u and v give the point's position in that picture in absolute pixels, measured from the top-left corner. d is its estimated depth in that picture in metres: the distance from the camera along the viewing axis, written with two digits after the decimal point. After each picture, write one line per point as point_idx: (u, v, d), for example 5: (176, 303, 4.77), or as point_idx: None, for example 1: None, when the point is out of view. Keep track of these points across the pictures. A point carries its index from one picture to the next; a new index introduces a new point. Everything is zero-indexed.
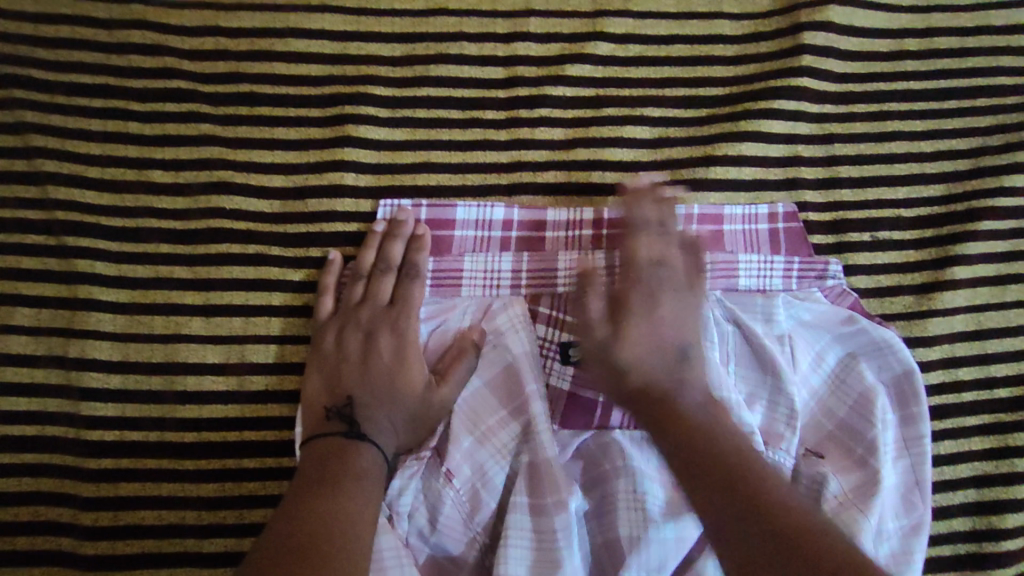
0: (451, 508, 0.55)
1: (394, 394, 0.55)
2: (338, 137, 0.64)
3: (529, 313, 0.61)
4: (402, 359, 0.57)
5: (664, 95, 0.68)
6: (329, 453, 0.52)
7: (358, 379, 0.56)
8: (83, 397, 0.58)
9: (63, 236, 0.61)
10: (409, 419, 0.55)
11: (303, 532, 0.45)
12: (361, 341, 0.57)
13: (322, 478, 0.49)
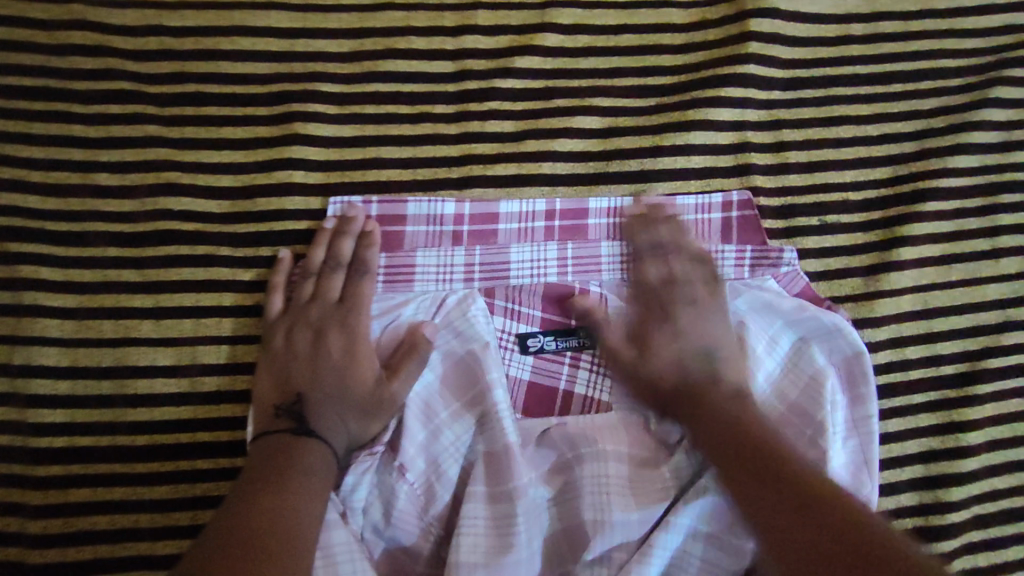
0: (405, 501, 0.56)
1: (344, 391, 0.55)
2: (285, 135, 0.64)
3: (484, 306, 0.62)
4: (352, 356, 0.57)
5: (613, 85, 0.68)
6: (277, 451, 0.52)
7: (307, 378, 0.56)
8: (29, 403, 0.57)
9: (6, 242, 0.60)
10: (358, 416, 0.55)
11: (245, 530, 0.45)
12: (310, 339, 0.57)
13: (267, 478, 0.50)
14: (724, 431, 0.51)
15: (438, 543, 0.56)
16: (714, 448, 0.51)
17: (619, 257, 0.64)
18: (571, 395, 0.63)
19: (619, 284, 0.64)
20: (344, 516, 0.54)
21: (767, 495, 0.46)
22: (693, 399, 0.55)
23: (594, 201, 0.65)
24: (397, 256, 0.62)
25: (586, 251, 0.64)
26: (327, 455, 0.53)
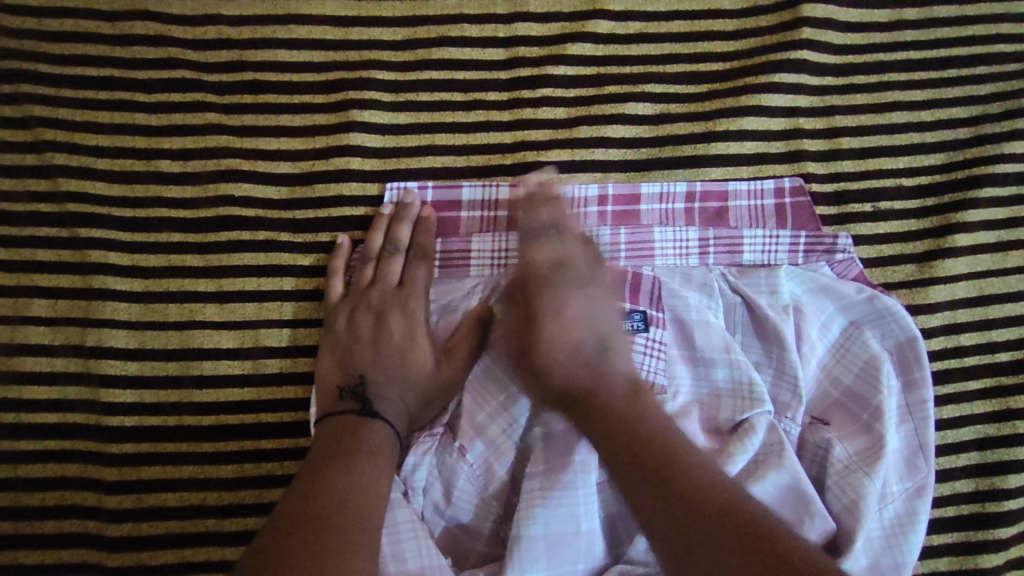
0: (463, 482, 0.57)
1: (405, 373, 0.57)
2: (342, 123, 0.65)
3: None
4: (414, 339, 0.58)
5: (664, 72, 0.68)
6: (342, 432, 0.53)
7: (369, 359, 0.57)
8: (101, 384, 0.59)
9: (76, 227, 0.62)
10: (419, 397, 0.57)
11: (315, 509, 0.47)
12: (371, 321, 0.58)
13: (331, 467, 0.50)
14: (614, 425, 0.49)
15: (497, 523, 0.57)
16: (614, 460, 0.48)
17: (671, 243, 0.64)
18: None
19: (671, 269, 0.64)
20: (405, 494, 0.56)
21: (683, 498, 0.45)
22: (582, 387, 0.53)
23: (646, 186, 0.65)
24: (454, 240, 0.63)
25: (639, 236, 0.64)
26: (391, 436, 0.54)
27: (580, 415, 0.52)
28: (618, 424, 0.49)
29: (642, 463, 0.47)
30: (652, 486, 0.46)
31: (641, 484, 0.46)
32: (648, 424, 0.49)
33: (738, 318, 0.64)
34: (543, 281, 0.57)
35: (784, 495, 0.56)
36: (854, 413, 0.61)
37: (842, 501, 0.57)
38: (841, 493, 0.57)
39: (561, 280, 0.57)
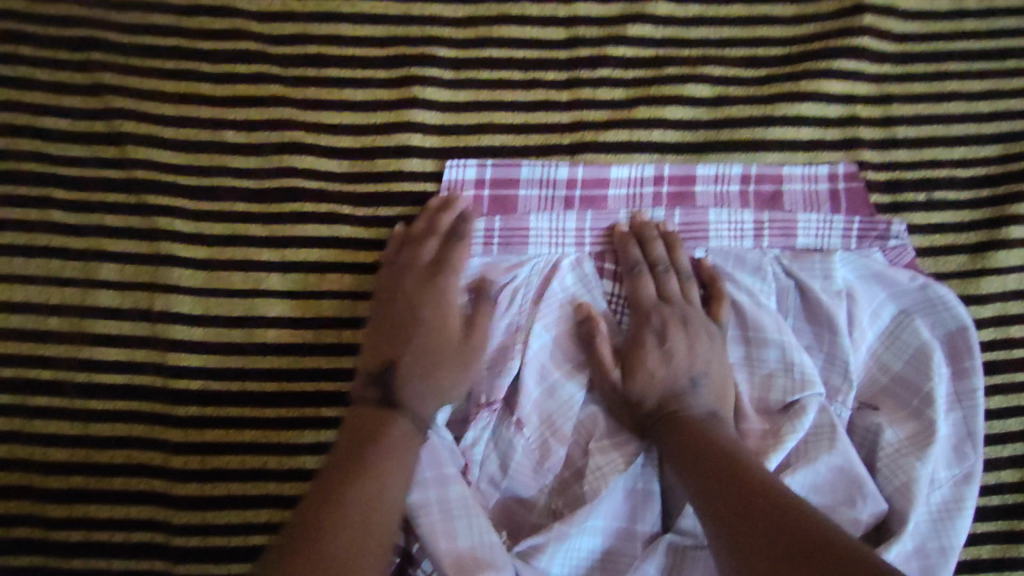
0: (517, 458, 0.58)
1: (426, 364, 0.56)
2: (403, 99, 0.66)
3: (594, 271, 0.63)
4: (438, 326, 0.57)
5: (722, 56, 0.69)
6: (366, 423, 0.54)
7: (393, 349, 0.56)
8: (168, 347, 0.61)
9: (143, 194, 0.63)
10: (438, 390, 0.56)
11: (326, 498, 0.49)
12: (397, 309, 0.58)
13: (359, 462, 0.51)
14: (698, 443, 0.52)
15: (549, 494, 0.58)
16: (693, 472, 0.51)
17: (726, 225, 0.65)
18: None
19: (725, 251, 0.64)
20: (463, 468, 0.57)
21: (753, 501, 0.47)
22: (667, 410, 0.56)
23: (702, 167, 0.66)
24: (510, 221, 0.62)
25: (693, 218, 0.65)
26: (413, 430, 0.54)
27: (663, 437, 0.55)
28: (702, 439, 0.53)
29: (719, 482, 0.49)
30: (728, 489, 0.48)
31: (727, 512, 0.47)
32: (731, 449, 0.51)
33: (791, 302, 0.64)
34: (648, 314, 0.60)
35: (836, 475, 0.57)
36: (904, 400, 0.61)
37: (893, 483, 0.58)
38: (892, 475, 0.58)
39: (670, 313, 0.59)
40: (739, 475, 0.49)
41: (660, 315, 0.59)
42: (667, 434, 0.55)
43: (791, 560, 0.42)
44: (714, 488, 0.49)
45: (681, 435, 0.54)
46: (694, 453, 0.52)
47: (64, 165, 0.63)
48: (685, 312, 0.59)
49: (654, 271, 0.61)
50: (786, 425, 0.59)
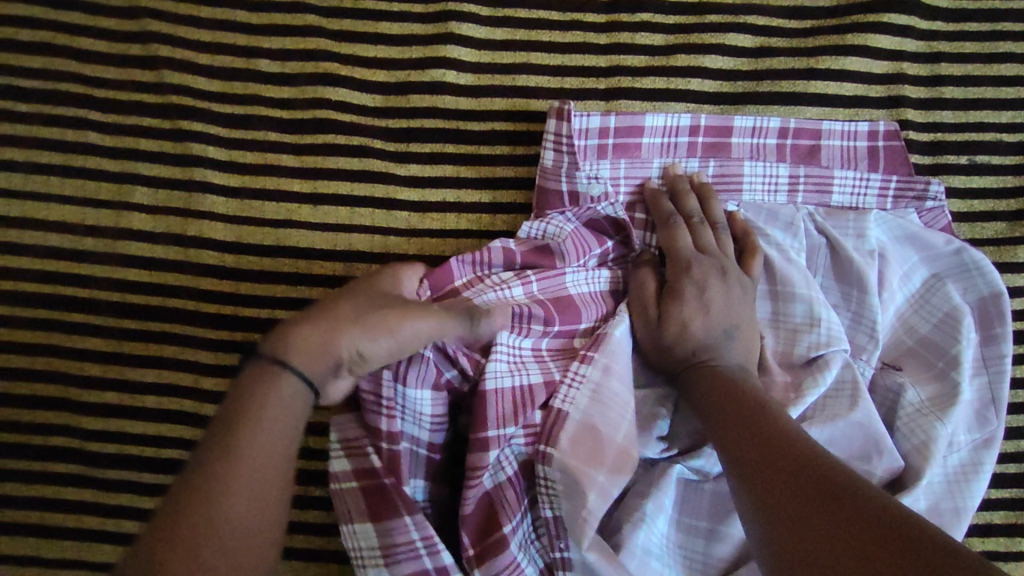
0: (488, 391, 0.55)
1: (379, 330, 0.46)
2: (440, 35, 0.65)
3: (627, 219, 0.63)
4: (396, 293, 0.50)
5: (768, 5, 0.67)
6: (255, 372, 0.45)
7: (311, 323, 0.47)
8: (200, 273, 0.62)
9: (178, 120, 0.63)
10: (323, 351, 0.45)
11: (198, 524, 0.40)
12: (367, 289, 0.49)
13: (248, 423, 0.43)
14: (730, 400, 0.52)
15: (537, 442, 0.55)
16: (725, 426, 0.51)
17: (760, 178, 0.64)
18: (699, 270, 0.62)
19: (757, 204, 0.64)
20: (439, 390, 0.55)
21: (785, 456, 0.46)
22: (699, 363, 0.56)
23: (740, 119, 0.65)
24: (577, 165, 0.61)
25: (727, 169, 0.64)
26: (283, 372, 0.45)
27: (693, 388, 0.55)
28: (734, 395, 0.52)
29: (749, 437, 0.49)
30: (758, 445, 0.48)
31: (752, 464, 0.47)
32: (762, 406, 0.51)
33: (821, 260, 0.64)
34: (687, 264, 0.58)
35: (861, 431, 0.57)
36: (928, 362, 0.61)
37: (911, 442, 0.58)
38: (910, 434, 0.58)
39: (707, 263, 0.58)
40: (769, 432, 0.49)
41: (699, 265, 0.58)
42: (698, 386, 0.55)
43: (820, 519, 0.41)
44: (744, 443, 0.49)
45: (713, 389, 0.54)
46: (724, 408, 0.52)
47: (101, 87, 0.64)
48: (723, 262, 0.59)
49: (689, 222, 0.60)
50: (810, 380, 0.59)
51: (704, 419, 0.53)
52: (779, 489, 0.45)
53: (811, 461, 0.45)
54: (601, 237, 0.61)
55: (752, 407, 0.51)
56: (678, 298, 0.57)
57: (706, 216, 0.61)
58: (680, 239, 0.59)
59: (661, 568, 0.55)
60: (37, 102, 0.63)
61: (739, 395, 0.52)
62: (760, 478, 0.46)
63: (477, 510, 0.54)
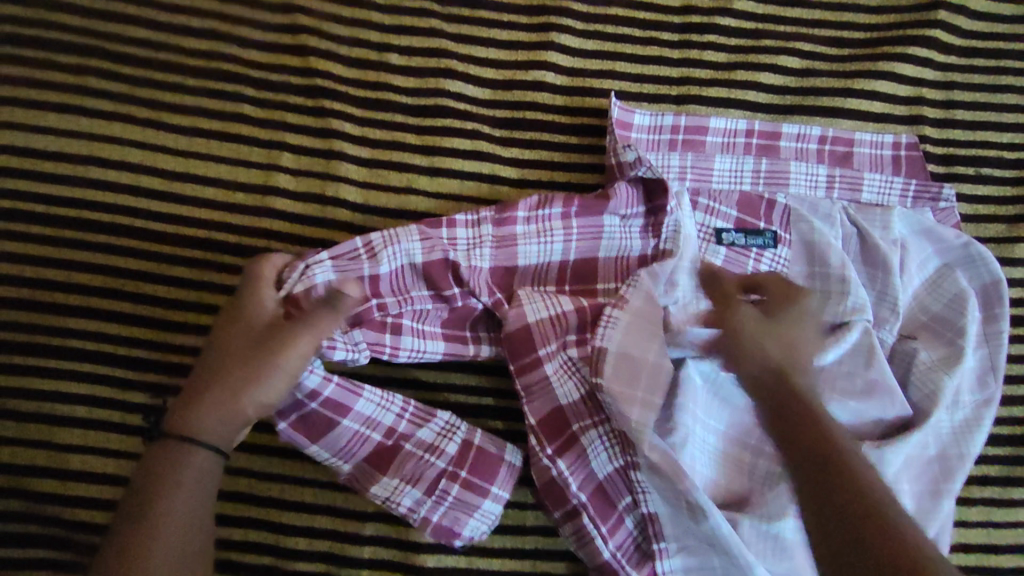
0: (365, 257, 0.65)
1: (271, 377, 0.57)
2: (543, 42, 0.78)
3: (689, 202, 0.73)
4: (254, 308, 0.60)
5: (812, 35, 0.81)
6: (161, 464, 0.54)
7: (205, 377, 0.57)
8: (336, 228, 0.73)
9: (320, 100, 0.75)
10: (231, 416, 0.57)
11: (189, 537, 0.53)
12: (251, 320, 0.59)
13: (156, 489, 0.53)
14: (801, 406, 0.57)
15: (491, 351, 0.70)
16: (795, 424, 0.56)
17: (804, 176, 0.77)
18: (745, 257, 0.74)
19: (802, 198, 0.76)
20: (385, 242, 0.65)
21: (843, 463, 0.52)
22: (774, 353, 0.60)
23: (787, 127, 0.78)
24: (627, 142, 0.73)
25: (777, 166, 0.77)
26: (190, 450, 0.55)
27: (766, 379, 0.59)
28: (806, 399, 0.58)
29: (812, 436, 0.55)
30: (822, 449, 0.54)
31: (809, 448, 0.54)
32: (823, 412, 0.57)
33: (852, 247, 0.76)
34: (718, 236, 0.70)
35: (878, 385, 0.69)
36: (939, 333, 0.73)
37: (922, 392, 0.70)
38: (922, 385, 0.70)
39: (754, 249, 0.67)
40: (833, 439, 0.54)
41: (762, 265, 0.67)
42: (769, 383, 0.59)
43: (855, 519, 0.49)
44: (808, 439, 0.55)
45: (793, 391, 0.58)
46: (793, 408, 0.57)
47: (258, 69, 0.76)
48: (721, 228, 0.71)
49: None
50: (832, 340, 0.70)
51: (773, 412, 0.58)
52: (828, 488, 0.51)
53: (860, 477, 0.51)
54: (636, 201, 0.72)
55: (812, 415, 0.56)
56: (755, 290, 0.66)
57: (741, 203, 0.75)
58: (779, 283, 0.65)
59: (702, 469, 0.67)
60: (203, 78, 0.75)
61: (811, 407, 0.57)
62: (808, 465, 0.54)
63: (541, 419, 0.68)
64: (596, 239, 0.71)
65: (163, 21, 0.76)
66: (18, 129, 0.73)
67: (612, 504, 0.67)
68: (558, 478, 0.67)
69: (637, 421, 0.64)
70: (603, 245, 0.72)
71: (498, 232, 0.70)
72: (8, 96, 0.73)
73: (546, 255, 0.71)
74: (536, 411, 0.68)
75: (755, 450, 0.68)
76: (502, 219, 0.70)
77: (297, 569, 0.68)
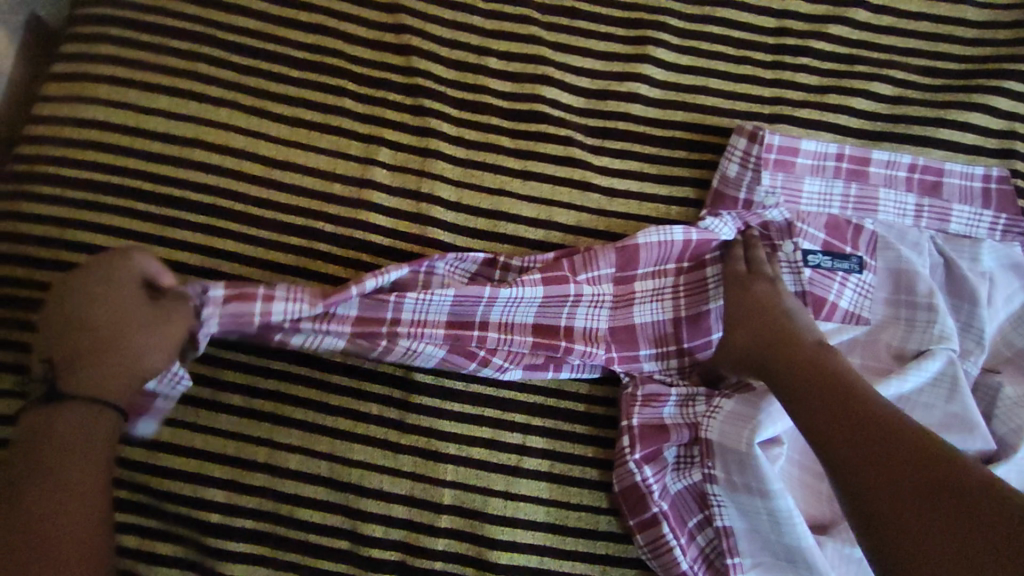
0: (484, 302, 0.70)
1: (163, 341, 0.62)
2: (639, 55, 0.79)
3: (795, 230, 0.75)
4: (116, 289, 0.62)
5: (906, 63, 0.81)
6: (47, 446, 0.55)
7: (71, 354, 0.59)
8: (429, 224, 0.74)
9: (419, 99, 0.77)
10: (128, 378, 0.60)
11: (77, 501, 0.53)
12: (95, 296, 0.61)
13: (48, 466, 0.54)
14: (822, 391, 0.59)
15: (577, 370, 0.73)
16: (813, 410, 0.59)
17: (892, 204, 0.77)
18: (831, 280, 0.74)
19: (890, 224, 0.77)
20: (522, 266, 0.72)
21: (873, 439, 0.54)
22: (792, 359, 0.63)
23: (877, 153, 0.78)
24: (757, 180, 0.75)
25: (866, 192, 0.77)
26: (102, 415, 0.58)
27: (781, 383, 0.62)
28: (820, 375, 0.60)
29: (835, 418, 0.57)
30: (855, 425, 0.56)
31: (827, 432, 0.57)
32: (842, 385, 0.59)
33: (939, 278, 0.76)
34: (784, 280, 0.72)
35: (960, 417, 0.68)
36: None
37: (1007, 427, 0.69)
38: (1007, 420, 0.70)
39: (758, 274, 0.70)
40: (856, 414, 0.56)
41: (748, 279, 0.70)
42: (801, 397, 0.60)
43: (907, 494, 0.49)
44: (833, 427, 0.57)
45: (810, 381, 0.60)
46: (816, 391, 0.59)
47: (360, 65, 0.78)
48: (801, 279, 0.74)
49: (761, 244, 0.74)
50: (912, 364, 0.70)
51: (803, 407, 0.60)
52: (871, 468, 0.52)
53: (893, 442, 0.53)
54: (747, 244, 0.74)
55: (834, 395, 0.58)
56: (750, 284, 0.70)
57: (830, 227, 0.76)
58: (753, 288, 0.69)
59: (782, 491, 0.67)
60: (307, 71, 0.78)
61: (835, 384, 0.59)
62: (847, 448, 0.55)
63: (642, 431, 0.70)
64: (703, 297, 0.74)
65: (272, 14, 0.79)
66: (132, 109, 0.75)
67: (685, 522, 0.69)
68: (640, 485, 0.69)
69: (721, 441, 0.67)
70: (713, 291, 0.74)
71: (618, 264, 0.73)
72: (125, 77, 0.76)
73: (660, 287, 0.74)
74: (643, 415, 0.70)
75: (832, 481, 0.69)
76: (620, 252, 0.72)
77: (373, 556, 0.69)
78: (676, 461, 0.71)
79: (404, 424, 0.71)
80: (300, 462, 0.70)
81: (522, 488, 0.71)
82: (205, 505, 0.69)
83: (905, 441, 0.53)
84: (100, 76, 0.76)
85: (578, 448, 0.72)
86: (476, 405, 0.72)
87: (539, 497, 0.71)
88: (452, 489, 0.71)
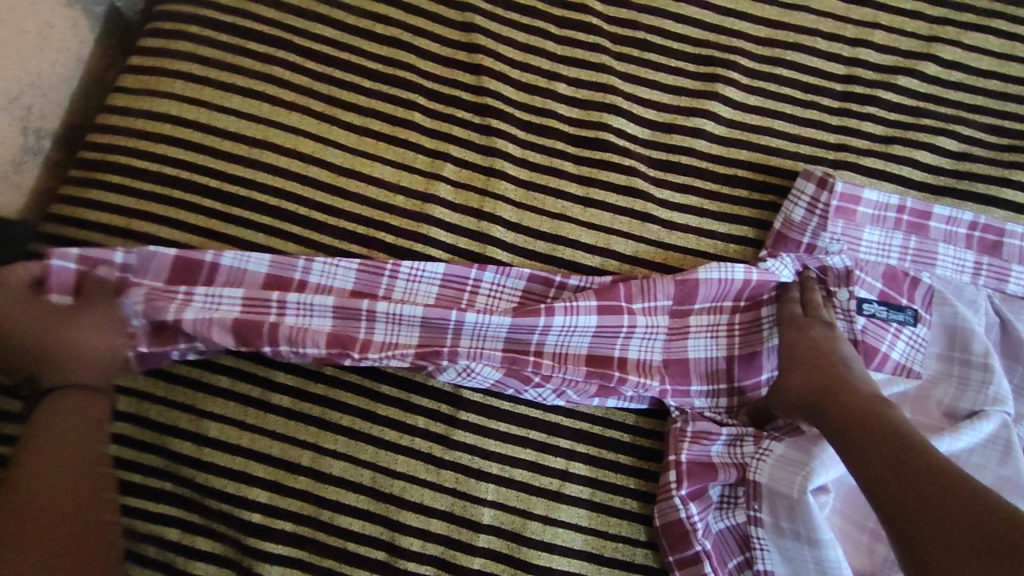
0: (540, 330, 0.72)
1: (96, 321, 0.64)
2: (708, 91, 0.80)
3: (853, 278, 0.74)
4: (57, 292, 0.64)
5: (974, 119, 0.81)
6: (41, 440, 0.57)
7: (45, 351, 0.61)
8: (488, 243, 0.75)
9: (488, 118, 0.78)
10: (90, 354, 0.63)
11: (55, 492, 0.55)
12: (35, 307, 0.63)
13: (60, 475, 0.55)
14: (871, 435, 0.59)
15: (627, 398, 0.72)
16: (862, 454, 0.58)
17: (950, 260, 0.77)
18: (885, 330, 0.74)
19: (947, 279, 0.76)
20: (579, 286, 0.74)
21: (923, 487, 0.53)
22: (844, 403, 0.62)
23: (938, 208, 0.77)
24: (823, 227, 0.75)
25: (926, 246, 0.77)
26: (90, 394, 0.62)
27: (830, 425, 0.62)
28: (871, 419, 0.60)
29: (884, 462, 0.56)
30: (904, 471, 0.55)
31: (875, 477, 0.56)
32: (893, 431, 0.58)
33: (993, 336, 0.76)
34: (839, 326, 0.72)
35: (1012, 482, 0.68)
36: None
37: None
38: None
39: (815, 317, 0.71)
40: (906, 460, 0.55)
41: (804, 322, 0.70)
42: (851, 442, 0.60)
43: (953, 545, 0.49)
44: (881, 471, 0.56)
45: (860, 426, 0.60)
46: (867, 435, 0.59)
47: (432, 80, 0.79)
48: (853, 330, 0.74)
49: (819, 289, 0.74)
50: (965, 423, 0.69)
51: (852, 450, 0.59)
52: (917, 514, 0.52)
53: (942, 490, 0.52)
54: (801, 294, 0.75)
55: (885, 440, 0.58)
56: (807, 328, 0.70)
57: (887, 276, 0.76)
58: (810, 332, 0.69)
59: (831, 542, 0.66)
60: (379, 82, 0.79)
61: (886, 428, 0.59)
62: (895, 493, 0.54)
63: (689, 468, 0.70)
64: (757, 336, 0.74)
65: (349, 23, 0.80)
66: (205, 106, 0.77)
67: (725, 562, 0.69)
68: (685, 522, 0.69)
69: (770, 485, 0.67)
70: (767, 331, 0.74)
71: (675, 297, 0.74)
72: (200, 75, 0.78)
73: (714, 323, 0.75)
74: (691, 451, 0.71)
75: (873, 533, 0.67)
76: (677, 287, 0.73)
77: (409, 570, 0.69)
78: (721, 500, 0.71)
79: (448, 440, 0.71)
80: (344, 469, 0.70)
81: (562, 513, 0.71)
82: (246, 504, 0.69)
83: (956, 490, 0.52)
84: (177, 72, 0.78)
85: (620, 479, 0.72)
86: (522, 427, 0.72)
87: (578, 524, 0.71)
88: (492, 509, 0.70)
